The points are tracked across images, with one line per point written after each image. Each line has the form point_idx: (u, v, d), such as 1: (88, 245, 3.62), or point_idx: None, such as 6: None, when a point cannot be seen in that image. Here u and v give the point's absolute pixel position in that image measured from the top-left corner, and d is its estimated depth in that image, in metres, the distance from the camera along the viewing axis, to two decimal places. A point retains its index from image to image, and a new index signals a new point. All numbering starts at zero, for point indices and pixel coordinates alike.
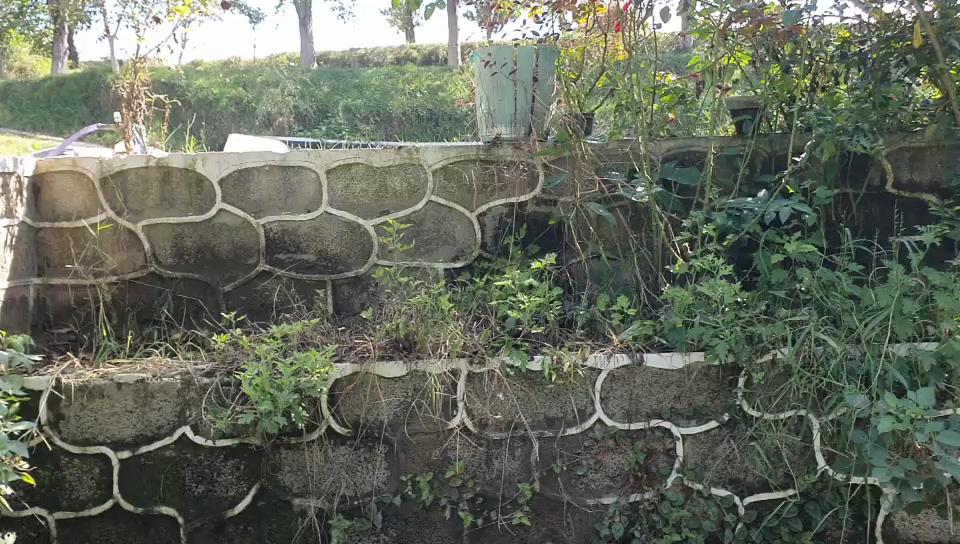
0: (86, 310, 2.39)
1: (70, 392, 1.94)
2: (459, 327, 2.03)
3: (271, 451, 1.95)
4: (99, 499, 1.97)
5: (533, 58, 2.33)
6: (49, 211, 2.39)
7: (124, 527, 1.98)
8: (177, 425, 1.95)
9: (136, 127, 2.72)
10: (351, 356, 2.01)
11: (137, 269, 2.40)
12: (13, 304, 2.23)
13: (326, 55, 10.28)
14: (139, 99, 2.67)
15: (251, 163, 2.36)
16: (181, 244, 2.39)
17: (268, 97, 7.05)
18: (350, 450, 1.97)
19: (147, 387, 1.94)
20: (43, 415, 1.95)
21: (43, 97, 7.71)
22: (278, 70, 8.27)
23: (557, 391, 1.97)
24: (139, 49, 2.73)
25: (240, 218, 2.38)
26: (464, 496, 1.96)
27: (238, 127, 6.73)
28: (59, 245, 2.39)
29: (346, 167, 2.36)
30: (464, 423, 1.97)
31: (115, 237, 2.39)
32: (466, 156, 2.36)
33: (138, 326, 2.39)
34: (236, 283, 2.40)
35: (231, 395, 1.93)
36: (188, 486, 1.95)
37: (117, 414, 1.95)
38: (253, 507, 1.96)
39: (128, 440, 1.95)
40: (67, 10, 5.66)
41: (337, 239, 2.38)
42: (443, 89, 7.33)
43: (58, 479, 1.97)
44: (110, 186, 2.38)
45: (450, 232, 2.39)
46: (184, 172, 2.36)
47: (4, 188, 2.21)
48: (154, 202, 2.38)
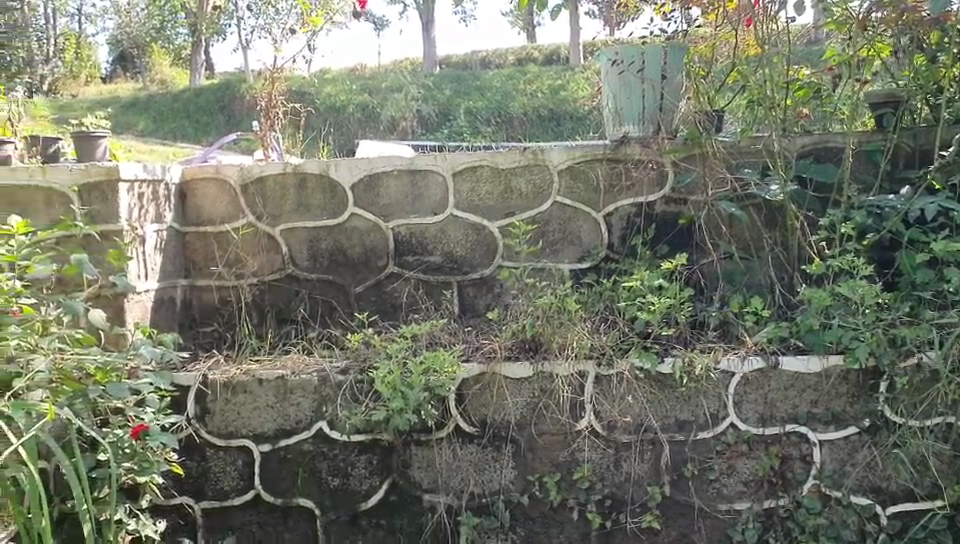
0: (228, 310, 2.50)
1: (216, 387, 2.05)
2: (587, 328, 2.02)
3: (402, 448, 2.00)
4: (242, 489, 2.06)
5: (660, 55, 2.29)
6: (194, 216, 2.53)
7: (265, 517, 2.07)
8: (313, 420, 2.02)
9: (275, 136, 2.85)
10: (478, 356, 2.04)
11: (275, 271, 2.50)
12: (162, 304, 2.36)
13: (448, 58, 10.46)
14: (277, 108, 2.81)
15: (381, 167, 2.42)
16: (316, 247, 2.48)
17: (392, 102, 7.22)
18: (478, 449, 1.99)
19: (286, 384, 2.03)
20: (191, 409, 2.06)
21: (183, 107, 8.13)
22: (401, 74, 8.44)
23: (688, 394, 1.94)
24: (276, 60, 2.85)
25: (370, 221, 2.45)
26: (593, 497, 1.95)
27: (365, 132, 6.93)
28: (204, 248, 2.52)
29: (473, 170, 2.40)
30: (592, 425, 1.95)
31: (255, 241, 2.50)
32: (592, 155, 2.35)
33: (276, 325, 2.48)
34: (367, 285, 2.47)
35: (364, 393, 1.99)
36: (324, 479, 2.03)
37: (258, 410, 2.04)
38: (385, 502, 2.02)
39: (269, 433, 2.04)
40: (204, 22, 5.96)
41: (463, 240, 2.42)
42: (565, 87, 7.32)
43: (204, 469, 2.07)
44: (250, 192, 2.50)
45: (577, 233, 2.39)
46: (318, 177, 2.45)
47: (154, 194, 2.35)
48: (291, 206, 2.47)
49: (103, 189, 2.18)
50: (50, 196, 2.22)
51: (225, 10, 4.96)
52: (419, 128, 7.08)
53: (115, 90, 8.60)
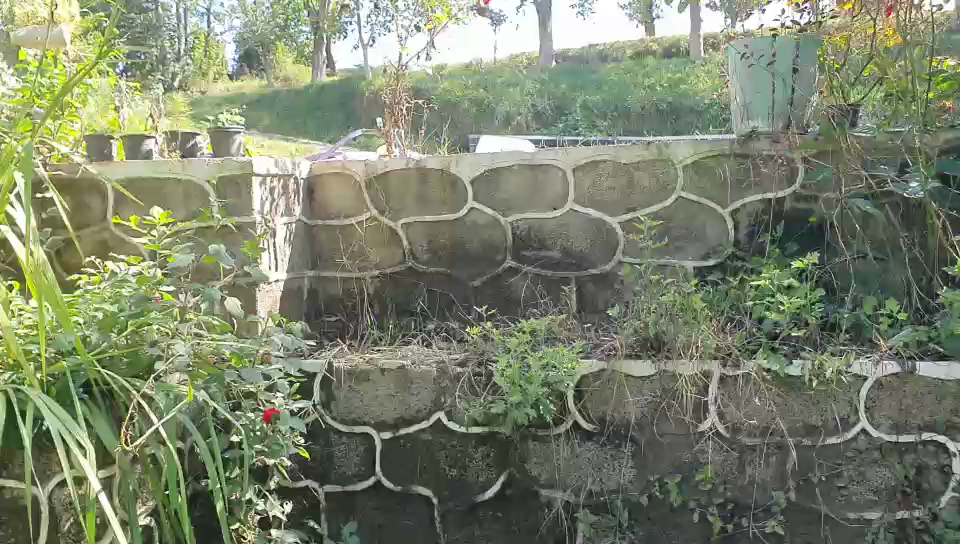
0: (352, 301, 2.57)
1: (340, 375, 2.10)
2: (713, 328, 1.98)
3: (520, 441, 2.01)
4: (364, 475, 2.12)
5: (792, 47, 2.22)
6: (321, 210, 2.60)
7: (384, 504, 2.12)
8: (433, 410, 2.06)
9: (398, 132, 2.91)
10: (598, 353, 2.03)
11: (396, 263, 2.55)
12: (290, 295, 2.44)
13: (565, 52, 10.42)
14: (401, 104, 2.89)
15: (501, 162, 2.44)
16: (436, 241, 2.52)
17: (507, 98, 7.27)
18: (597, 447, 1.99)
19: (407, 374, 2.07)
20: (316, 396, 2.11)
21: (305, 103, 8.39)
22: (516, 69, 8.46)
23: (817, 397, 1.88)
24: (402, 57, 2.91)
25: (489, 216, 2.47)
26: (714, 500, 1.92)
27: (481, 127, 7.00)
28: (329, 242, 2.59)
29: (594, 165, 2.38)
30: (716, 426, 1.93)
31: (378, 234, 2.55)
32: (719, 150, 2.30)
33: (397, 317, 2.54)
34: (485, 279, 2.50)
35: (483, 385, 2.02)
36: (443, 469, 2.06)
37: (380, 398, 2.09)
38: (502, 495, 2.04)
39: (389, 421, 2.09)
40: (325, 21, 6.13)
41: (584, 236, 2.41)
42: (685, 79, 7.19)
43: (328, 454, 2.13)
44: (374, 187, 2.54)
45: (701, 229, 2.34)
46: (439, 172, 2.49)
47: (284, 188, 2.44)
48: (412, 201, 2.52)
49: (237, 182, 2.28)
50: (189, 190, 2.33)
51: (347, 7, 5.08)
52: (534, 123, 7.10)
53: (242, 88, 8.97)
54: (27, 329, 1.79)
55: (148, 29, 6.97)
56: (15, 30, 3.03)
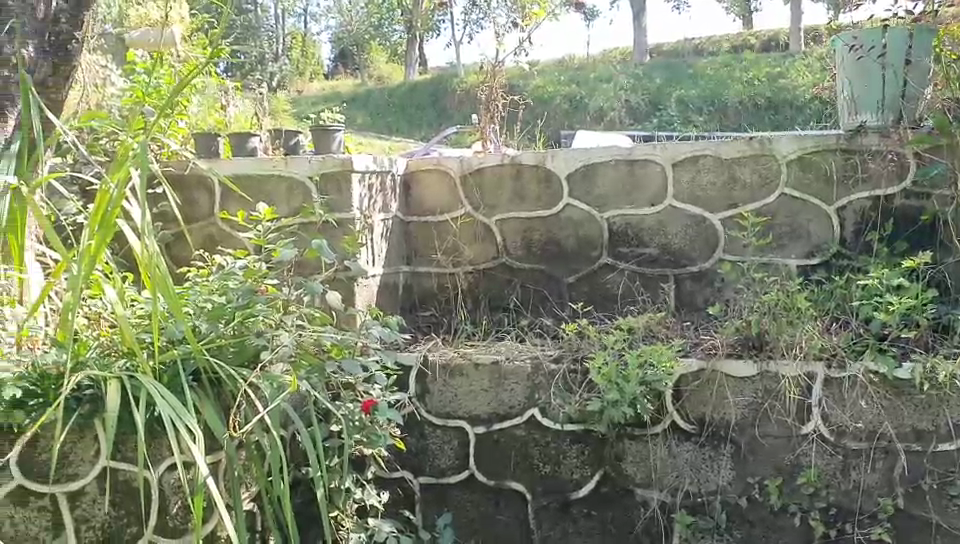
0: (446, 296, 2.59)
1: (435, 369, 2.12)
2: (817, 328, 1.93)
3: (616, 440, 2.00)
4: (458, 468, 2.14)
5: (906, 40, 2.15)
6: (416, 205, 2.63)
7: (479, 498, 2.13)
8: (527, 406, 2.06)
9: (494, 128, 2.93)
10: (697, 352, 1.99)
11: (490, 259, 2.56)
12: (386, 289, 2.48)
13: (659, 47, 10.27)
14: (497, 101, 2.90)
15: (598, 158, 2.42)
16: (530, 237, 2.52)
17: (600, 92, 7.22)
18: (695, 447, 1.96)
19: (501, 369, 2.08)
20: (412, 388, 2.14)
21: (398, 101, 8.51)
22: (609, 65, 8.39)
23: (929, 402, 1.81)
24: (498, 54, 2.92)
25: (585, 212, 2.46)
26: (817, 504, 1.88)
27: (572, 123, 6.97)
28: (425, 237, 2.62)
29: (694, 160, 2.34)
30: (819, 429, 1.87)
31: (473, 230, 2.57)
32: (825, 146, 2.23)
33: (490, 312, 2.55)
34: (579, 276, 2.49)
35: (578, 383, 2.01)
36: (537, 466, 2.07)
37: (473, 393, 2.11)
38: (597, 492, 2.03)
39: (483, 416, 2.10)
40: (417, 19, 6.23)
41: (682, 233, 2.38)
42: (785, 74, 7.01)
43: (423, 446, 2.16)
44: (469, 183, 2.56)
45: (805, 227, 2.28)
46: (534, 168, 2.49)
47: (382, 185, 2.48)
48: (507, 197, 2.53)
49: (338, 179, 2.32)
50: (291, 186, 2.39)
51: (440, 6, 5.14)
52: (628, 118, 7.03)
53: (337, 87, 9.16)
54: (140, 319, 1.88)
55: (249, 30, 7.22)
56: (130, 33, 3.18)
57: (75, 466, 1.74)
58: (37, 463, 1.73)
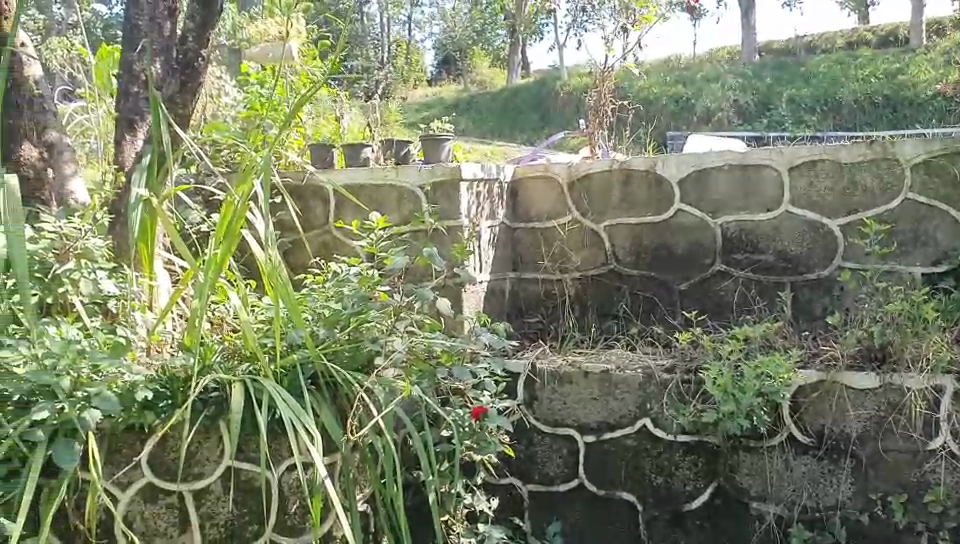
0: (553, 302, 2.59)
1: (544, 376, 2.13)
2: (945, 339, 1.85)
3: (730, 451, 1.96)
4: (567, 476, 2.14)
5: None
6: (523, 212, 2.64)
7: (588, 507, 2.12)
8: (638, 415, 2.04)
9: (602, 134, 2.92)
10: (816, 364, 1.94)
11: (598, 266, 2.55)
12: (493, 295, 2.51)
13: (769, 45, 10.00)
14: (606, 106, 2.89)
15: (711, 163, 2.39)
16: (640, 243, 2.50)
17: (708, 93, 7.08)
18: (813, 461, 1.90)
19: (611, 378, 2.06)
20: (521, 395, 2.16)
21: (502, 107, 8.57)
22: (717, 65, 8.22)
23: None
24: (608, 59, 2.90)
25: (697, 218, 2.42)
26: (946, 524, 1.80)
27: (678, 124, 6.86)
28: (532, 244, 2.62)
29: (812, 164, 2.28)
30: (948, 446, 1.79)
31: (580, 236, 2.57)
32: (954, 148, 2.14)
33: (599, 319, 2.54)
34: (691, 283, 2.45)
35: (691, 393, 1.98)
36: (648, 476, 2.05)
37: (583, 401, 2.10)
38: (710, 505, 2.00)
39: (593, 425, 2.09)
40: (521, 23, 6.25)
41: (799, 239, 2.32)
42: (905, 71, 6.72)
43: (532, 454, 2.17)
44: (577, 189, 2.56)
45: (931, 233, 2.19)
46: (644, 173, 2.47)
47: (489, 192, 2.50)
48: (616, 202, 2.51)
49: (447, 187, 2.36)
50: (402, 195, 2.44)
51: (544, 11, 5.15)
52: (737, 118, 6.90)
53: (441, 93, 9.28)
54: (261, 324, 1.96)
55: (356, 39, 7.40)
56: (249, 49, 3.32)
57: (201, 465, 1.81)
58: (166, 461, 1.80)
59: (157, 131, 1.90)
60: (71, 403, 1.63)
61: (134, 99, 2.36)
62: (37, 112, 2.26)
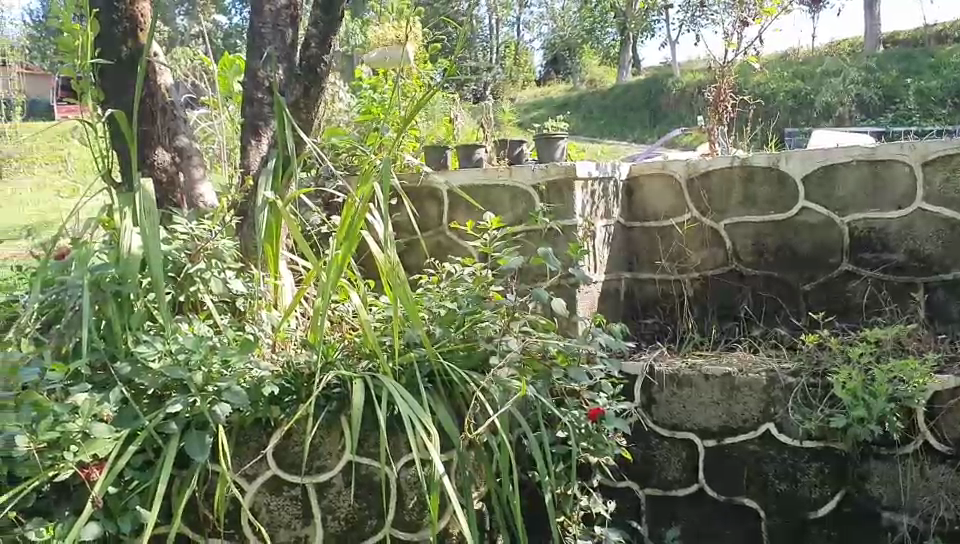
0: (671, 303, 2.55)
1: (662, 379, 2.09)
2: None
3: (860, 458, 1.88)
4: (686, 481, 2.09)
5: None
6: (640, 211, 2.61)
7: (708, 512, 2.08)
8: (761, 420, 1.99)
9: (721, 130, 2.85)
10: (955, 369, 1.85)
11: (719, 265, 2.49)
12: (608, 296, 2.50)
13: (893, 36, 9.58)
14: (725, 102, 2.83)
15: (837, 159, 2.29)
16: (762, 242, 2.42)
17: (828, 87, 6.85)
18: (952, 471, 1.82)
19: (733, 381, 2.01)
20: (638, 398, 2.13)
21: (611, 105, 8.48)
22: (837, 58, 7.92)
23: None
24: (727, 54, 2.84)
25: (823, 216, 2.33)
26: None
27: (796, 120, 6.65)
28: (649, 243, 2.59)
29: (948, 159, 2.16)
30: None
31: (699, 235, 2.51)
32: None
33: (719, 321, 2.48)
34: (817, 283, 2.37)
35: (818, 397, 1.92)
36: (771, 482, 1.99)
37: (703, 404, 2.05)
38: (838, 513, 1.92)
39: (713, 429, 2.05)
40: (632, 20, 6.17)
41: (934, 237, 2.21)
42: None
43: (649, 457, 2.14)
44: (696, 187, 2.49)
45: None
46: (767, 170, 2.39)
47: (605, 191, 2.48)
48: (737, 200, 2.44)
49: (561, 187, 2.34)
50: (515, 195, 2.45)
51: (656, 9, 5.07)
52: (858, 113, 6.58)
53: (549, 93, 9.25)
54: (381, 323, 2.00)
55: None
56: (366, 54, 3.40)
57: (324, 458, 1.86)
58: (291, 455, 1.85)
59: (281, 136, 1.96)
60: (203, 397, 1.71)
61: (258, 105, 2.45)
62: (169, 119, 2.37)
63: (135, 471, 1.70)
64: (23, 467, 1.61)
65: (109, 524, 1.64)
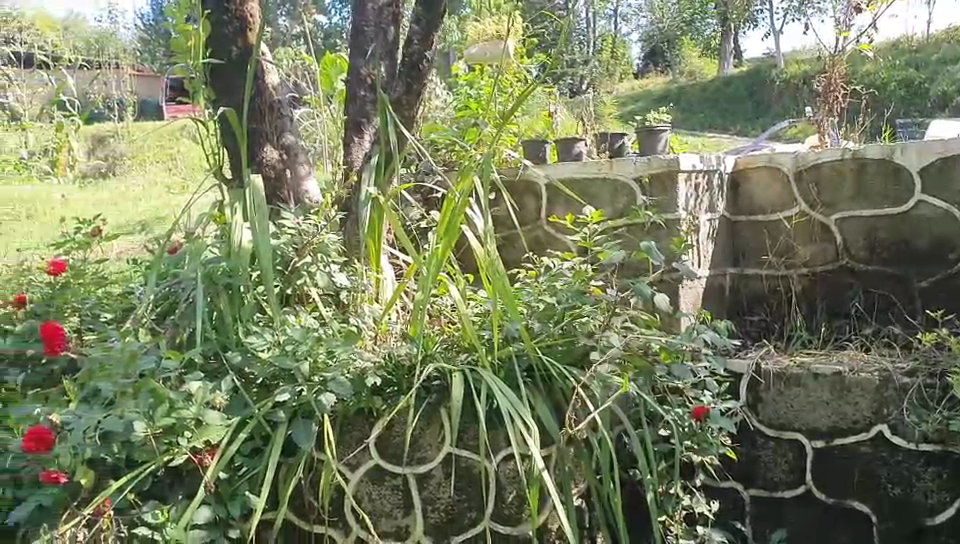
0: (778, 299, 2.48)
1: (769, 377, 2.04)
2: None
3: None
4: (793, 482, 2.03)
5: None
6: (746, 204, 2.55)
7: (816, 515, 2.01)
8: (874, 421, 1.92)
9: (832, 121, 2.76)
10: None
11: (828, 261, 2.41)
12: (711, 292, 2.46)
13: None
14: (836, 92, 2.73)
15: (957, 149, 2.18)
16: (875, 237, 2.34)
17: (943, 76, 6.57)
18: None
19: (843, 381, 1.95)
20: (744, 396, 2.08)
21: None
22: (954, 45, 7.59)
23: None
24: (838, 42, 2.74)
25: (941, 209, 2.23)
26: None
27: (909, 111, 6.40)
28: (755, 238, 2.53)
29: None
30: None
31: (808, 229, 2.43)
32: None
33: (829, 318, 2.40)
34: (934, 280, 2.27)
35: (936, 399, 1.86)
36: (884, 486, 1.92)
37: (812, 404, 2.00)
38: (956, 520, 1.85)
39: (822, 430, 1.99)
40: (735, 10, 6.04)
41: None
42: None
43: (754, 457, 2.08)
44: (804, 180, 2.42)
45: None
46: (880, 163, 2.29)
47: (709, 184, 2.43)
48: (849, 194, 2.35)
49: (664, 180, 2.30)
50: (616, 188, 2.42)
51: None
52: None
53: (648, 86, 9.12)
54: (481, 318, 2.01)
55: None
56: (466, 50, 3.42)
57: (424, 450, 1.86)
58: (392, 445, 1.87)
59: (383, 132, 1.99)
60: (310, 387, 1.76)
61: (361, 102, 2.49)
62: (275, 118, 2.43)
63: (244, 458, 1.76)
64: (141, 451, 1.64)
65: (220, 508, 1.70)
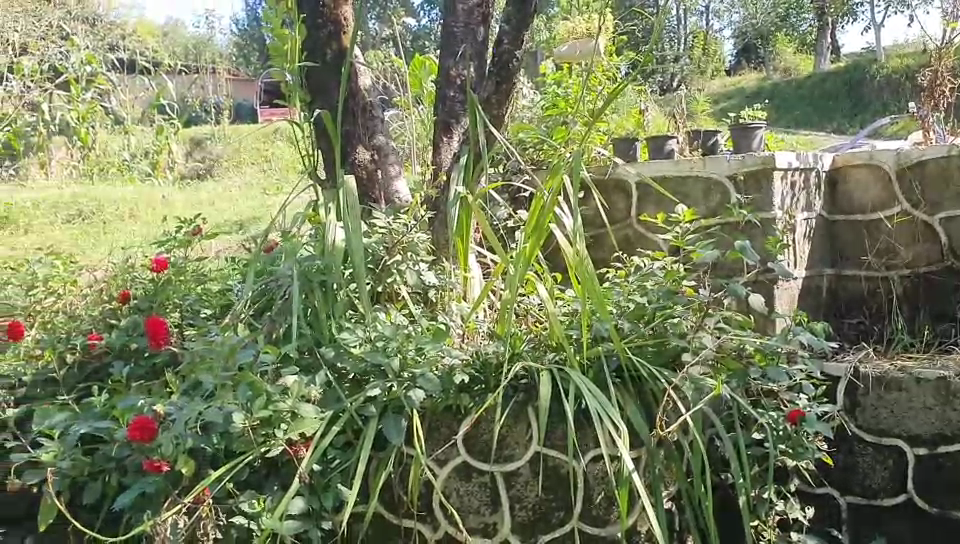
0: (878, 302, 2.41)
1: (868, 381, 1.97)
2: None
3: None
4: (892, 491, 1.97)
5: None
6: (845, 202, 2.48)
7: (918, 526, 1.95)
8: None
9: (937, 117, 2.65)
10: None
11: (933, 262, 2.32)
12: (808, 293, 2.40)
13: None
14: (943, 86, 2.63)
15: None
16: None
17: None
18: None
19: (948, 386, 1.88)
20: (841, 401, 2.01)
21: None
22: None
23: None
24: (945, 34, 2.64)
25: None
26: None
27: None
28: (854, 237, 2.46)
29: None
30: None
31: (911, 229, 2.35)
32: None
33: (932, 322, 2.32)
34: None
35: None
36: None
37: (914, 410, 1.94)
38: None
39: (925, 437, 1.93)
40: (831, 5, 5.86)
41: None
42: None
43: (852, 463, 2.02)
44: (907, 177, 2.34)
45: None
46: None
47: (806, 182, 2.37)
48: (956, 192, 2.26)
49: (758, 177, 2.26)
50: (708, 186, 2.38)
51: None
52: None
53: (742, 83, 8.92)
54: (570, 317, 2.01)
55: None
56: (556, 49, 3.42)
57: (511, 448, 1.88)
58: (480, 442, 1.89)
59: (473, 132, 2.01)
60: (400, 383, 1.79)
61: (451, 103, 2.52)
62: (367, 119, 2.48)
63: (337, 451, 1.80)
64: (239, 442, 1.70)
65: (314, 500, 1.73)
